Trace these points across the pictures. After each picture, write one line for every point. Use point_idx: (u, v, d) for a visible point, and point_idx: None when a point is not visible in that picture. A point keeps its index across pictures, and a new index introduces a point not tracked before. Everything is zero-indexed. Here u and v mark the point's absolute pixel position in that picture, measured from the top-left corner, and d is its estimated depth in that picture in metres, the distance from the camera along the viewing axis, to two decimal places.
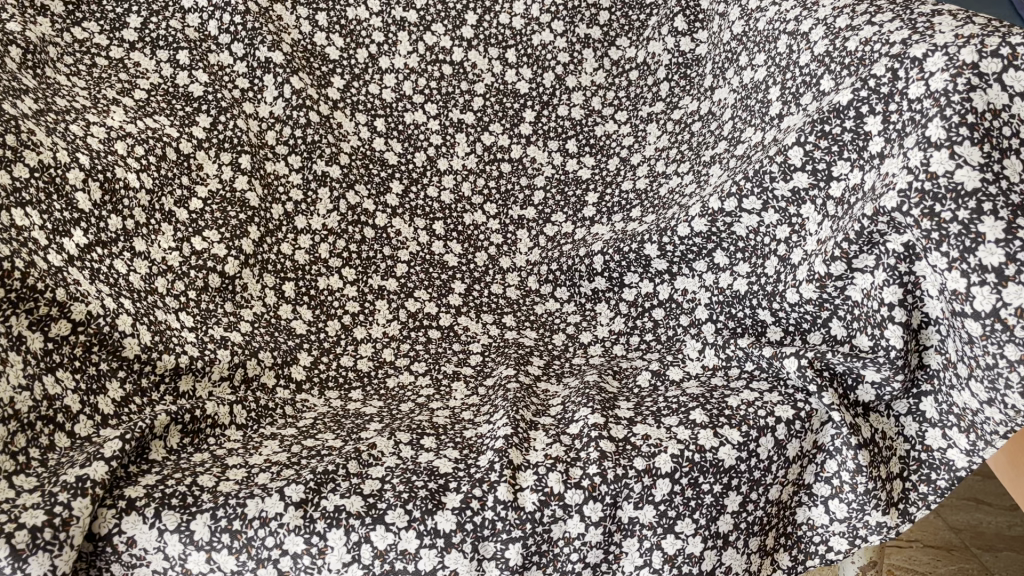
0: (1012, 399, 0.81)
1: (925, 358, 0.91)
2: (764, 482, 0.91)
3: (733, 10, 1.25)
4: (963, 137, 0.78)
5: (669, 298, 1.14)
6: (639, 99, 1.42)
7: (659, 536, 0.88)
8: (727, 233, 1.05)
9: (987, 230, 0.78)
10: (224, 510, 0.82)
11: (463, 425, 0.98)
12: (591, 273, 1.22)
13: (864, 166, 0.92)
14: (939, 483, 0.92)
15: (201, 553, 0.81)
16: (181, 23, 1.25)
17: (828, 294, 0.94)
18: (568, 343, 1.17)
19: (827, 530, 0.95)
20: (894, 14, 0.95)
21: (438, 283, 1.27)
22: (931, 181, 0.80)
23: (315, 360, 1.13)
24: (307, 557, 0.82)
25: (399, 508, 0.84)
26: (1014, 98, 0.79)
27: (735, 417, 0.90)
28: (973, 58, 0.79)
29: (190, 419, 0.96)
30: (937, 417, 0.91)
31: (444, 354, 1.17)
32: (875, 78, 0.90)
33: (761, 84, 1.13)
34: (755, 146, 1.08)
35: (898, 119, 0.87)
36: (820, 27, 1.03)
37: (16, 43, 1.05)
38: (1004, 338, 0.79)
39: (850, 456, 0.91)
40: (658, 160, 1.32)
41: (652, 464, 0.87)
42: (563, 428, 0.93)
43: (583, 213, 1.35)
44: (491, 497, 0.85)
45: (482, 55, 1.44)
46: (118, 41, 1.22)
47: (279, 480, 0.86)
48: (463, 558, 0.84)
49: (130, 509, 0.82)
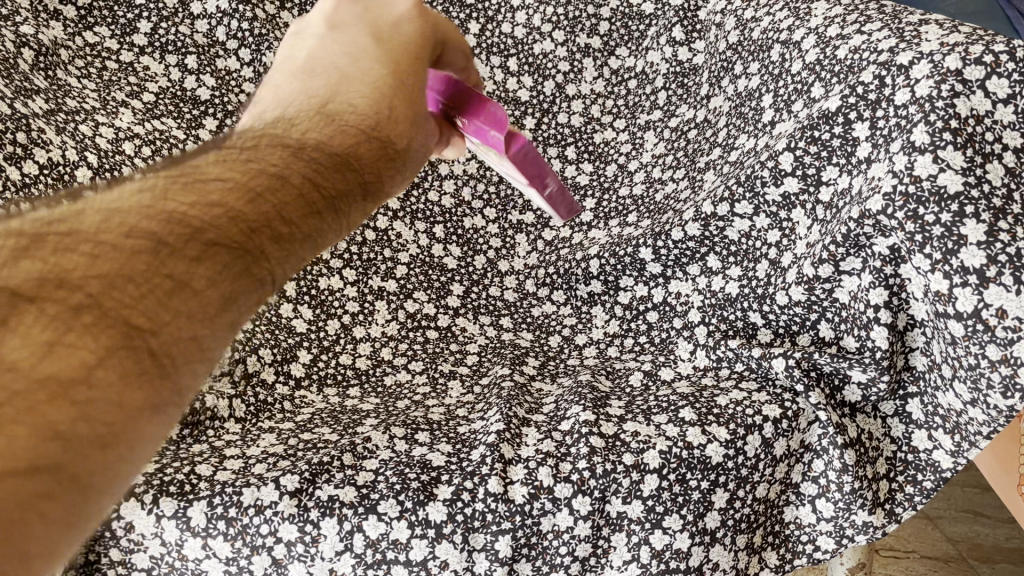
0: (994, 399, 0.82)
1: (911, 361, 0.92)
2: (751, 480, 0.92)
3: (729, 20, 1.27)
4: (946, 142, 0.80)
5: (663, 302, 1.15)
6: (637, 107, 1.44)
7: (646, 531, 0.90)
8: (720, 237, 1.07)
9: (969, 232, 0.79)
10: (220, 498, 0.84)
11: (457, 421, 0.99)
12: (587, 277, 1.23)
13: (853, 171, 0.93)
14: (926, 484, 0.94)
15: (197, 539, 0.83)
16: (190, 29, 1.28)
17: (816, 297, 0.95)
18: (563, 344, 1.20)
19: (814, 529, 0.98)
20: (883, 23, 0.98)
21: (436, 285, 1.28)
22: (915, 185, 0.82)
23: (314, 357, 1.13)
24: (301, 545, 0.84)
25: (391, 499, 0.85)
26: (998, 105, 0.80)
27: (724, 415, 0.92)
28: (956, 66, 0.81)
29: (190, 411, 0.96)
30: (923, 419, 0.92)
31: (442, 354, 1.19)
32: (864, 85, 0.92)
33: (754, 92, 1.16)
34: (747, 152, 1.11)
35: (885, 125, 0.89)
36: (812, 36, 1.06)
37: (29, 46, 1.08)
38: (985, 339, 0.80)
39: (836, 456, 0.93)
40: (654, 167, 1.34)
41: (640, 460, 0.88)
42: (554, 424, 0.94)
43: (581, 218, 1.37)
44: (482, 490, 0.86)
45: (484, 63, 1.47)
46: (128, 45, 1.25)
47: (274, 470, 0.87)
48: (453, 549, 0.86)
49: (129, 496, 0.83)
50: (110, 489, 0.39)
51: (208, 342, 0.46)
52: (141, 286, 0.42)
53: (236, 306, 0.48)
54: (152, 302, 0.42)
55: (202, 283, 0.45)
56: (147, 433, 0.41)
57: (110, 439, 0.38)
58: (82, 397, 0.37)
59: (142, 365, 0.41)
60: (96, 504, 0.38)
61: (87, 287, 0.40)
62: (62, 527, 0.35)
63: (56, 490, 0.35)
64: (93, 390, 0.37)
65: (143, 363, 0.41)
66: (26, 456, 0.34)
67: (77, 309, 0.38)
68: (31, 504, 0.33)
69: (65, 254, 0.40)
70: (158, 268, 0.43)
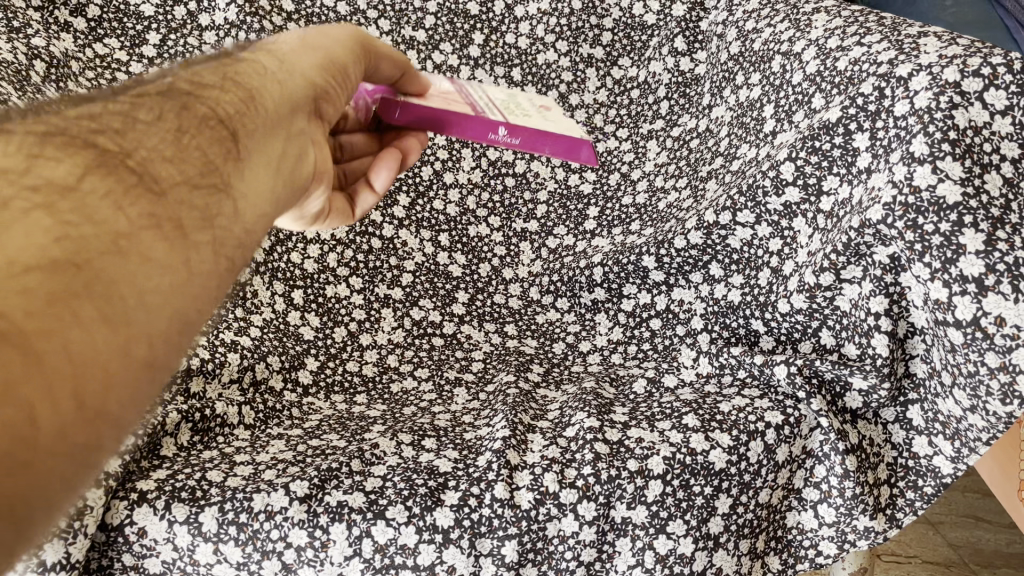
0: (993, 406, 0.83)
1: (911, 368, 0.93)
2: (754, 485, 0.93)
3: (730, 31, 1.29)
4: (945, 153, 0.81)
5: (666, 309, 1.17)
6: (639, 117, 1.45)
7: (651, 536, 0.91)
8: (722, 245, 1.09)
9: (967, 242, 0.80)
10: (231, 503, 0.85)
11: (463, 428, 1.00)
12: (590, 284, 1.25)
13: (853, 181, 0.95)
14: (926, 489, 0.95)
15: (208, 544, 0.85)
16: (198, 40, 1.30)
17: (818, 304, 0.97)
18: (567, 351, 1.21)
19: (816, 535, 1.00)
20: (882, 35, 1.00)
21: (441, 292, 1.30)
22: (914, 195, 0.83)
23: (322, 364, 1.15)
24: (310, 550, 0.85)
25: (399, 504, 0.87)
26: (995, 116, 0.81)
27: (726, 422, 0.93)
28: (955, 78, 0.83)
29: (201, 418, 0.98)
30: (923, 425, 0.93)
31: (447, 361, 1.20)
32: (863, 96, 0.94)
33: (756, 102, 1.17)
34: (748, 161, 1.12)
35: (884, 136, 0.90)
36: (812, 48, 1.08)
37: (41, 58, 1.10)
38: (984, 346, 0.81)
39: (838, 462, 0.94)
40: (657, 176, 1.35)
41: (645, 466, 0.90)
42: (559, 431, 0.95)
43: (584, 226, 1.38)
44: (489, 495, 0.88)
45: (488, 73, 1.49)
46: (138, 57, 1.27)
47: (285, 476, 0.88)
48: (460, 554, 0.87)
49: (142, 501, 0.85)
50: (112, 378, 0.36)
51: (196, 239, 0.46)
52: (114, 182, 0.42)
53: (207, 209, 0.48)
54: (131, 199, 0.42)
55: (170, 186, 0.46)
56: (144, 319, 0.40)
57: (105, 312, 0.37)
58: (93, 262, 0.37)
59: (127, 246, 0.40)
60: (117, 386, 0.37)
61: (60, 186, 0.40)
62: (77, 412, 0.34)
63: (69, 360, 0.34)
64: (82, 265, 0.37)
65: (122, 246, 0.40)
66: (31, 314, 0.33)
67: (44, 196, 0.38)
68: (41, 369, 0.32)
69: (19, 159, 0.40)
70: (123, 162, 0.44)
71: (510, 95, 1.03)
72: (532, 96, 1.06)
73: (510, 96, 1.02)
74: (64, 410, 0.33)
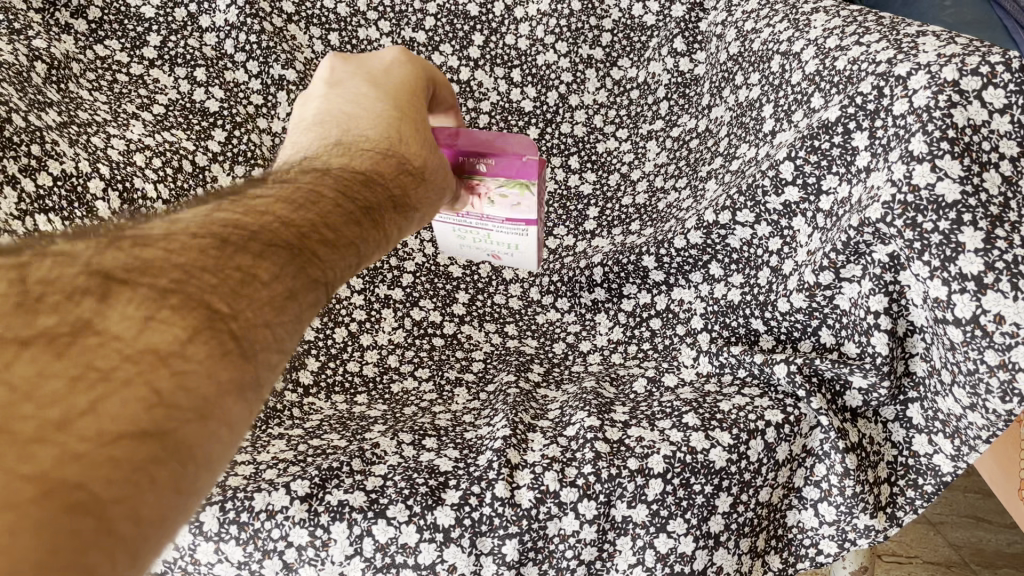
0: (993, 404, 0.83)
1: (911, 366, 0.93)
2: (754, 484, 0.94)
3: (729, 32, 1.29)
4: (943, 151, 0.81)
5: (666, 309, 1.17)
6: (639, 117, 1.45)
7: (651, 535, 0.91)
8: (721, 245, 1.09)
9: (966, 240, 0.81)
10: (232, 502, 0.85)
11: (463, 427, 1.00)
12: (590, 284, 1.25)
13: (852, 180, 0.95)
14: (926, 488, 0.96)
15: (209, 544, 0.85)
16: (199, 42, 1.30)
17: (818, 303, 0.97)
18: (568, 351, 1.22)
19: (817, 533, 1.00)
20: (881, 35, 1.00)
21: (442, 293, 1.30)
22: (913, 193, 0.83)
23: (322, 365, 1.15)
24: (311, 549, 0.85)
25: (400, 503, 0.87)
26: (993, 115, 0.81)
27: (726, 420, 0.93)
28: (954, 77, 0.83)
29: None
30: (923, 423, 0.94)
31: (448, 361, 1.20)
32: (862, 96, 0.94)
33: (755, 102, 1.17)
34: (748, 161, 1.13)
35: (883, 135, 0.91)
36: (811, 48, 1.08)
37: (42, 58, 1.10)
38: (983, 344, 0.81)
39: (838, 460, 0.94)
40: (657, 177, 1.36)
41: (645, 465, 0.90)
42: (560, 430, 0.95)
43: (585, 227, 1.39)
44: (489, 494, 0.88)
45: (488, 74, 1.50)
46: (138, 58, 1.27)
47: (285, 476, 0.88)
48: (461, 552, 0.87)
49: None
50: (200, 459, 0.43)
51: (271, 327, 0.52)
52: (226, 278, 0.50)
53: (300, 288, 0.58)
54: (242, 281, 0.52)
55: (272, 278, 0.53)
56: (233, 406, 0.46)
57: (202, 408, 0.44)
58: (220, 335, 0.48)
59: (230, 344, 0.47)
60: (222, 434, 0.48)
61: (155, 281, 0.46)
62: (161, 492, 0.40)
63: (163, 448, 0.41)
64: (187, 363, 0.44)
65: (229, 342, 0.47)
66: (138, 416, 0.40)
67: (167, 288, 0.46)
68: (135, 461, 0.39)
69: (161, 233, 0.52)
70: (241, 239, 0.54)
71: (515, 246, 1.18)
72: (524, 261, 1.22)
73: (508, 243, 1.18)
74: (156, 495, 0.39)
